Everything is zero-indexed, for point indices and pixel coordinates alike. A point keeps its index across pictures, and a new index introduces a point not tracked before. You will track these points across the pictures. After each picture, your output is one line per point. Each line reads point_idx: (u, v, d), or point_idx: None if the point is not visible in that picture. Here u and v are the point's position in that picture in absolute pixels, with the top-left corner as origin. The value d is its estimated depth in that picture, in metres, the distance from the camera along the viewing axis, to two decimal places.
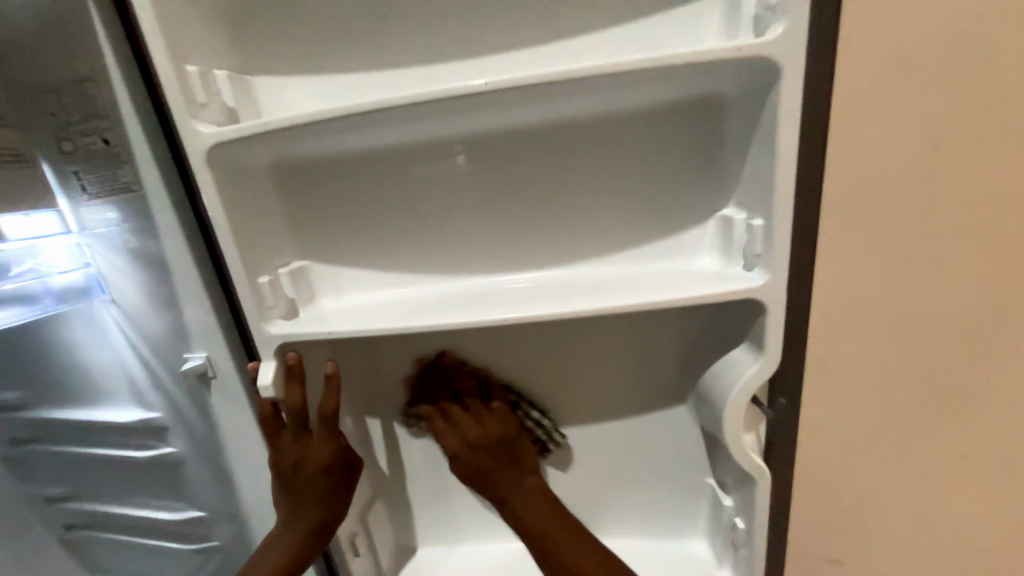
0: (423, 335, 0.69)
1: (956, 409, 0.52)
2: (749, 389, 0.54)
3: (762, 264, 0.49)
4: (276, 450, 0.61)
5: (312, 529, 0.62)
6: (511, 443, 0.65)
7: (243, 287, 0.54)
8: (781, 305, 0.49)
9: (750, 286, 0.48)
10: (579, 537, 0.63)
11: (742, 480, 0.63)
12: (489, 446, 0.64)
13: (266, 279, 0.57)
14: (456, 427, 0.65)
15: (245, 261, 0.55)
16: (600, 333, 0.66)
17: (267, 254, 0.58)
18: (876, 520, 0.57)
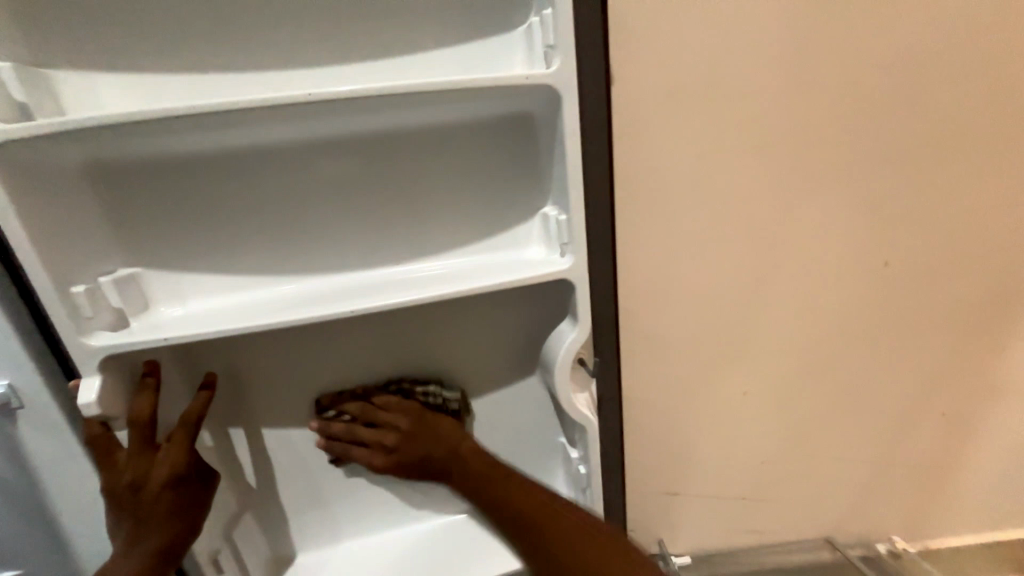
0: (284, 338, 0.68)
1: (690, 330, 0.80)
2: (571, 352, 0.66)
3: (570, 250, 0.61)
4: (109, 477, 0.56)
5: (154, 555, 0.58)
6: (429, 430, 0.71)
7: (50, 297, 0.50)
8: (584, 282, 0.61)
9: (561, 269, 0.60)
10: (484, 490, 0.71)
11: (579, 432, 0.75)
12: (411, 443, 0.71)
13: (82, 287, 0.53)
14: (374, 443, 0.71)
15: (55, 268, 0.51)
16: (455, 325, 0.72)
17: (84, 261, 0.54)
18: (647, 407, 0.86)
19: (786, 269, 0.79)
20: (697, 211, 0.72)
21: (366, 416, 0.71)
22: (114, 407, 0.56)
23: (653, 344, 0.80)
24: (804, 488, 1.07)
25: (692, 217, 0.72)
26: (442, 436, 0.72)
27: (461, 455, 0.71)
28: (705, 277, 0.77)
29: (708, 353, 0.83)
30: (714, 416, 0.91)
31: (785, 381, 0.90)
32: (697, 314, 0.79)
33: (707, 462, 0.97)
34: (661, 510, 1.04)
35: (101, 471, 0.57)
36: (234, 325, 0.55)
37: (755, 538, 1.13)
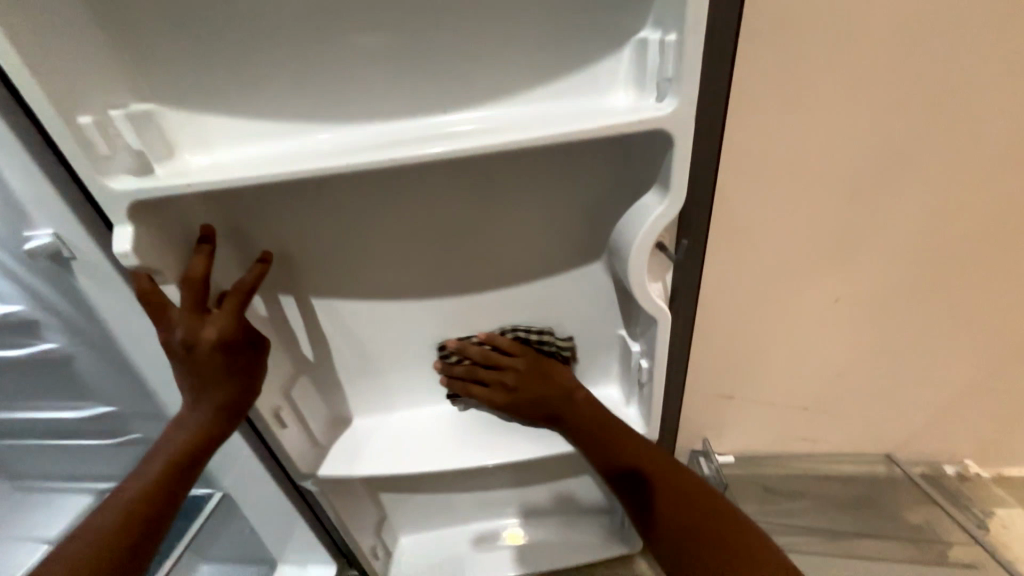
0: (325, 204, 0.61)
1: (805, 215, 0.66)
2: (655, 231, 0.54)
3: (673, 91, 0.46)
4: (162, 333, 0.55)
5: (217, 411, 0.60)
6: (543, 373, 0.72)
7: (58, 125, 0.43)
8: (687, 137, 0.47)
9: (662, 115, 0.45)
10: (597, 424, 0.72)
11: (647, 324, 0.67)
12: (517, 381, 0.72)
13: (89, 119, 0.45)
14: (492, 384, 0.73)
15: (53, 91, 0.43)
16: (517, 197, 0.62)
17: (90, 89, 0.46)
18: (728, 307, 0.76)
19: (952, 139, 0.60)
20: (852, 47, 0.53)
21: (470, 377, 0.74)
22: (154, 262, 0.52)
23: (751, 233, 0.67)
24: (878, 403, 0.98)
25: (842, 56, 0.54)
26: (550, 382, 0.72)
27: (577, 404, 0.72)
28: (835, 145, 0.60)
29: (813, 247, 0.69)
30: (800, 321, 0.80)
31: (897, 288, 0.76)
32: (812, 195, 0.64)
33: (776, 368, 0.89)
34: (714, 412, 1.00)
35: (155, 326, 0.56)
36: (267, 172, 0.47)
37: (808, 447, 1.09)
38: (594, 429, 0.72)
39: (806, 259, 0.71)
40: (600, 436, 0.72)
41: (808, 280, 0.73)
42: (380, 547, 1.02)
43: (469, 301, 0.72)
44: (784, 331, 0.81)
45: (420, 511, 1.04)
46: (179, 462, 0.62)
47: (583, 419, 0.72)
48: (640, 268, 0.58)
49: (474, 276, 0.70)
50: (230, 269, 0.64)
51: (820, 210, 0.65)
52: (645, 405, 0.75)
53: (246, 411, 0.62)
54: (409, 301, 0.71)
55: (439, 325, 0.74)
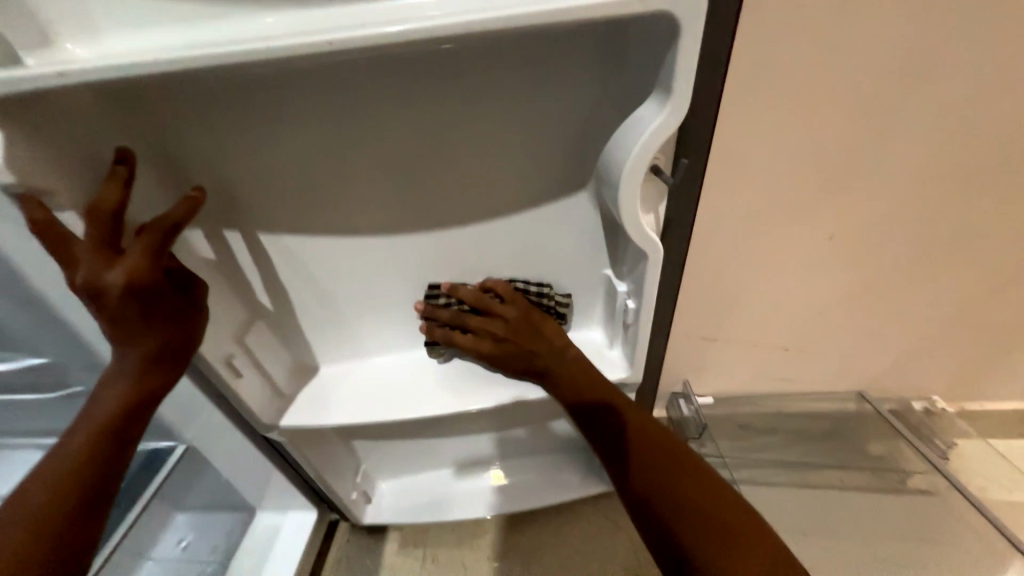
0: (256, 120, 0.50)
1: (820, 139, 0.58)
2: (652, 150, 0.47)
3: None
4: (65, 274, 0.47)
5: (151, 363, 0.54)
6: (536, 328, 0.68)
7: None
8: (695, 24, 0.38)
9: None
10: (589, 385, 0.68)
11: (635, 261, 0.61)
12: (507, 333, 0.67)
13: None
14: (478, 331, 0.68)
15: None
16: (489, 114, 0.52)
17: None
18: (722, 245, 0.70)
19: (1004, 45, 0.51)
20: None
21: (459, 323, 0.69)
22: (43, 176, 0.44)
23: (756, 159, 0.59)
24: (859, 344, 0.98)
25: None
26: (542, 337, 0.68)
27: (568, 363, 0.68)
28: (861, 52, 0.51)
29: (821, 178, 0.63)
30: (795, 260, 0.75)
31: (900, 225, 0.71)
32: (829, 116, 0.56)
33: (763, 311, 0.86)
34: (696, 355, 0.99)
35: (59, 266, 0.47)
36: (163, 56, 0.36)
37: (785, 387, 1.10)
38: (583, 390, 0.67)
39: (812, 191, 0.64)
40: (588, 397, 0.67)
41: (810, 215, 0.67)
42: (359, 492, 1.01)
43: (440, 237, 0.65)
44: (777, 271, 0.76)
45: (398, 458, 1.02)
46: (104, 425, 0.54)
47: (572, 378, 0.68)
48: (631, 195, 0.51)
49: (444, 208, 0.62)
50: (155, 198, 0.54)
51: (836, 132, 0.57)
52: (630, 347, 0.72)
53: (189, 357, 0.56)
54: (372, 238, 0.64)
55: (408, 264, 0.67)
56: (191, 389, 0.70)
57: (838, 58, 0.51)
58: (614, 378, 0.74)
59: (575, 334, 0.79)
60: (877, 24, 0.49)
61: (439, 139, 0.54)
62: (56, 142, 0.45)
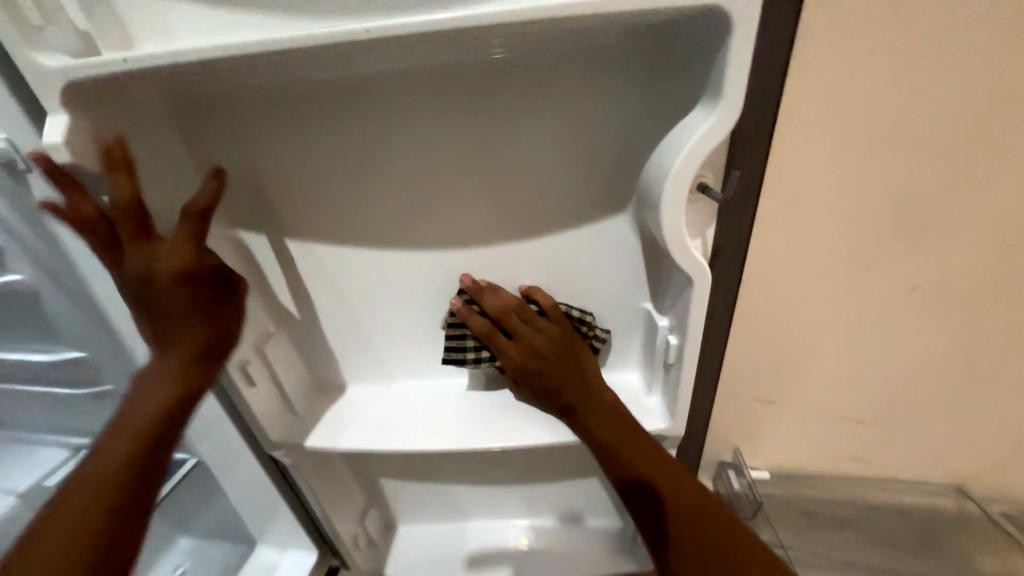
0: (308, 120, 0.53)
1: (889, 160, 0.53)
2: (699, 157, 0.42)
3: None
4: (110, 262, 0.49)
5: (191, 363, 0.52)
6: (574, 354, 0.63)
7: None
8: (750, 20, 0.36)
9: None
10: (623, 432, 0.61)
11: (679, 291, 0.55)
12: (548, 362, 0.61)
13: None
14: (518, 339, 0.61)
15: None
16: (527, 124, 0.52)
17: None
18: (779, 282, 0.63)
19: None
20: None
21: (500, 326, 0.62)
22: (96, 165, 0.47)
23: (815, 182, 0.54)
24: (953, 421, 0.82)
25: None
26: (582, 370, 0.62)
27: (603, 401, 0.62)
28: (937, 69, 0.47)
29: (896, 212, 0.56)
30: (867, 309, 0.66)
31: (993, 274, 0.62)
32: (900, 139, 0.51)
33: (831, 369, 0.75)
34: (750, 419, 0.87)
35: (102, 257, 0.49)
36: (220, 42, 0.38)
37: (861, 470, 0.93)
38: (629, 451, 0.60)
39: (885, 222, 0.57)
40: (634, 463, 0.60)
41: (882, 252, 0.60)
42: (365, 536, 0.93)
43: (470, 256, 0.63)
44: (845, 316, 0.67)
45: (411, 497, 0.96)
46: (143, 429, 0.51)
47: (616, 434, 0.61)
48: (674, 212, 0.47)
49: (476, 227, 0.60)
50: None
51: (907, 154, 0.52)
52: (670, 392, 0.63)
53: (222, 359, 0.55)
54: (401, 252, 0.63)
55: (436, 283, 0.65)
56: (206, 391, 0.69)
57: (904, 72, 0.47)
58: (652, 428, 0.64)
59: (609, 373, 0.72)
60: (948, 34, 0.46)
61: (476, 149, 0.54)
62: (108, 131, 0.48)
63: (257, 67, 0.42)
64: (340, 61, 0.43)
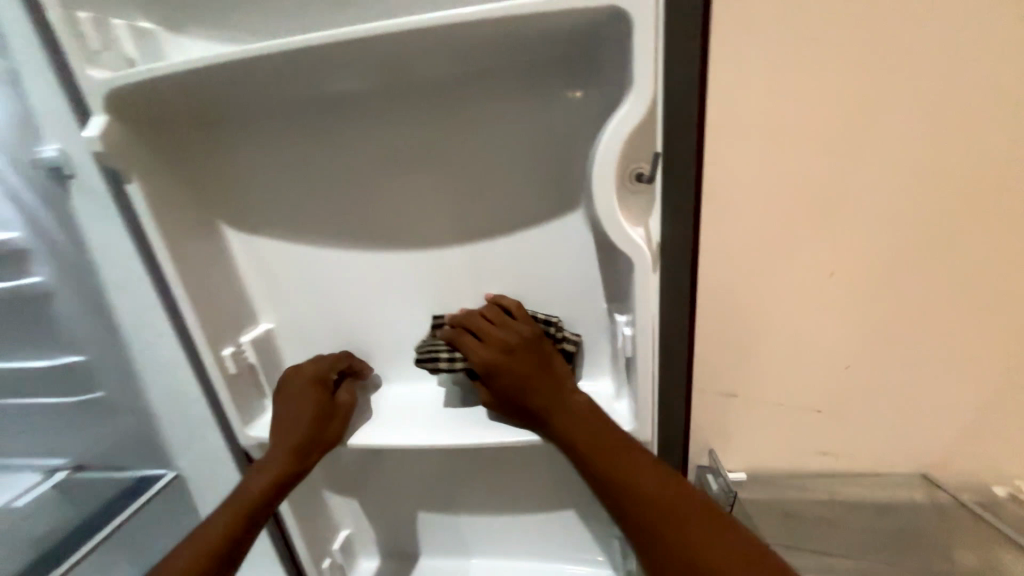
0: (315, 131, 0.66)
1: (773, 147, 0.69)
2: (621, 133, 0.55)
3: None
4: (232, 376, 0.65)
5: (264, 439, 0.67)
6: (542, 354, 0.65)
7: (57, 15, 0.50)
8: (643, 27, 0.51)
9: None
10: (597, 435, 0.62)
11: (627, 263, 0.64)
12: (523, 372, 0.64)
13: (87, 16, 0.53)
14: (488, 338, 0.65)
15: None
16: (490, 131, 0.65)
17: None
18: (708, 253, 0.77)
19: (905, 71, 0.64)
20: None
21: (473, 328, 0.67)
22: (120, 153, 0.56)
23: (720, 166, 0.71)
24: (899, 402, 0.89)
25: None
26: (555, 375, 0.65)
27: (575, 403, 0.64)
28: (785, 84, 0.66)
29: (787, 191, 0.72)
30: (788, 282, 0.78)
31: (886, 247, 0.75)
32: (771, 137, 0.69)
33: (776, 346, 0.84)
34: (716, 411, 0.92)
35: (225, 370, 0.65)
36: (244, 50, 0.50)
37: (830, 464, 0.96)
38: (619, 462, 0.60)
39: (781, 201, 0.72)
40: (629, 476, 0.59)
41: (785, 226, 0.74)
42: (332, 561, 0.92)
43: (447, 257, 0.72)
44: (770, 288, 0.79)
45: (396, 512, 0.96)
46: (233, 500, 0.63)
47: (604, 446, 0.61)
48: (609, 178, 0.57)
49: (453, 219, 0.70)
50: (222, 196, 0.69)
51: (787, 144, 0.69)
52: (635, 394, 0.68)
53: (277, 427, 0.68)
54: (385, 245, 0.72)
55: (418, 287, 0.74)
56: (190, 383, 0.74)
57: (768, 83, 0.66)
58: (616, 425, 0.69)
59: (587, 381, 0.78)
60: (794, 58, 0.64)
61: (449, 152, 0.67)
62: (142, 133, 0.60)
63: (271, 69, 0.53)
64: (344, 69, 0.56)
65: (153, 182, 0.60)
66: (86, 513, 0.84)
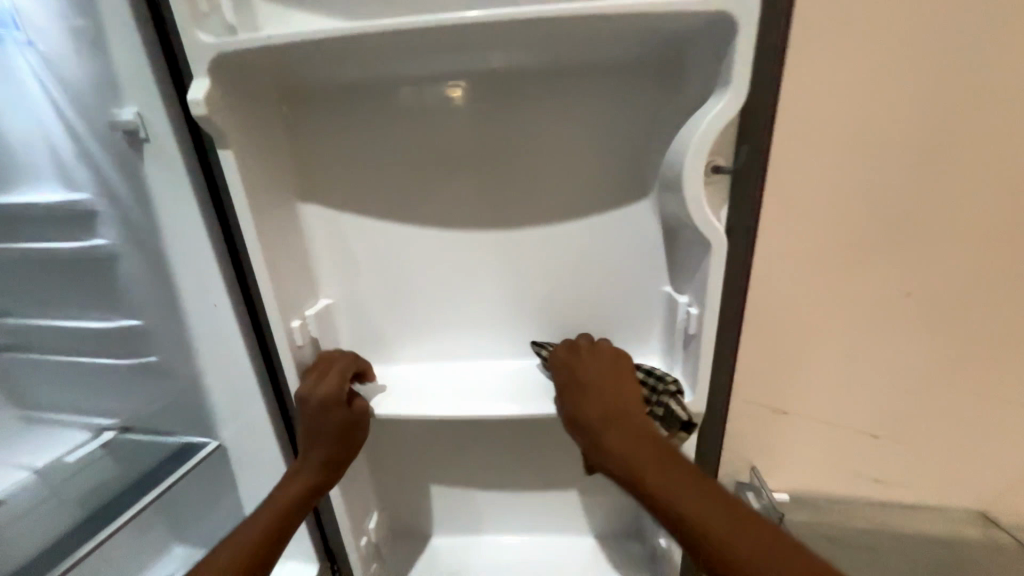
0: (388, 111, 0.65)
1: (877, 158, 0.63)
2: (713, 133, 0.52)
3: None
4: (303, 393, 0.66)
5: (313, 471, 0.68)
6: (617, 388, 0.63)
7: None
8: (754, 15, 0.47)
9: None
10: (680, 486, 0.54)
11: (698, 266, 0.61)
12: (599, 407, 0.62)
13: None
14: (565, 370, 0.67)
15: None
16: (564, 121, 0.64)
17: None
18: (786, 271, 0.71)
19: None
20: None
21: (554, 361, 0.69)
22: (223, 124, 0.54)
23: (818, 177, 0.65)
24: (968, 434, 0.84)
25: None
26: (637, 413, 0.61)
27: (650, 444, 0.58)
28: (894, 83, 0.60)
29: (886, 205, 0.66)
30: (866, 299, 0.73)
31: (976, 268, 0.70)
32: (875, 137, 0.62)
33: (841, 366, 0.79)
34: (764, 429, 0.88)
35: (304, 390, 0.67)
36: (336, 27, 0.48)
37: (881, 493, 0.91)
38: (707, 513, 0.52)
39: (879, 215, 0.67)
40: (717, 531, 0.50)
41: (880, 243, 0.69)
42: (369, 541, 0.88)
43: (509, 238, 0.71)
44: (851, 308, 0.74)
45: (426, 501, 0.95)
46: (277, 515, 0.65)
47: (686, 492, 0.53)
48: (699, 173, 0.53)
49: (517, 208, 0.69)
50: (291, 171, 0.67)
51: (893, 153, 0.63)
52: (692, 370, 0.65)
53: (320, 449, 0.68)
54: (447, 230, 0.71)
55: (474, 262, 0.72)
56: (239, 353, 0.73)
57: (879, 89, 0.60)
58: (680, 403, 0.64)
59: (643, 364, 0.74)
60: (908, 63, 0.59)
61: (522, 141, 0.65)
62: (235, 100, 0.57)
63: (360, 48, 0.52)
64: (428, 51, 0.55)
65: (247, 154, 0.59)
66: (127, 476, 0.84)
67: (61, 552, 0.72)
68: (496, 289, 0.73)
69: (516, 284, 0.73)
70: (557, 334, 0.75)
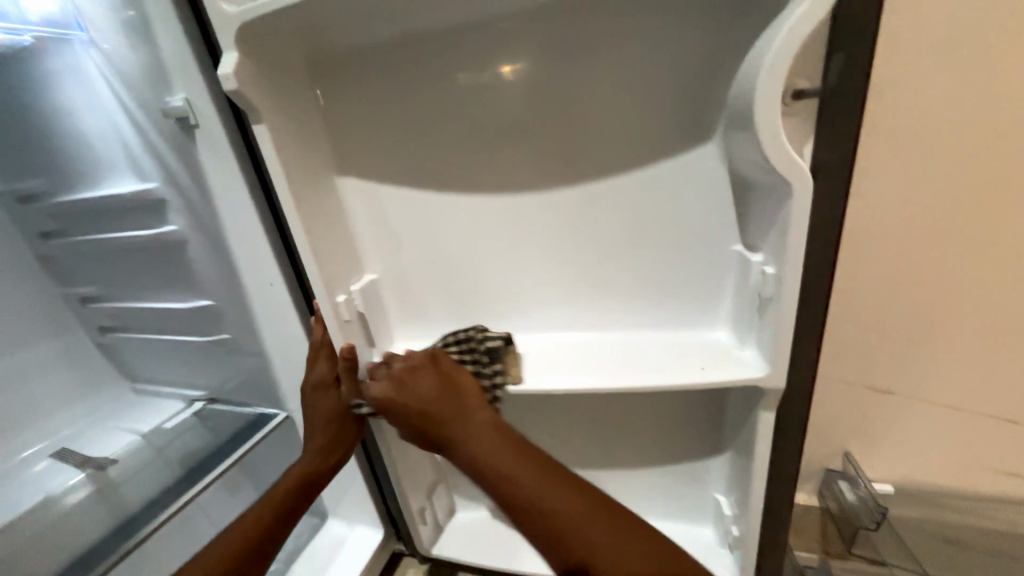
0: (418, 72, 0.62)
1: (994, 70, 0.54)
2: (792, 47, 0.41)
3: None
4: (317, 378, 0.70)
5: (318, 450, 0.72)
6: (444, 386, 0.59)
7: None
8: None
9: None
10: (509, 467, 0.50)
11: (775, 213, 0.51)
12: (505, 455, 0.51)
13: None
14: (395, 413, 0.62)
15: None
16: (608, 62, 0.57)
17: None
18: (882, 214, 0.62)
19: None
20: None
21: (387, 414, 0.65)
22: (253, 96, 0.54)
23: (923, 95, 0.56)
24: None
25: None
26: (468, 399, 0.58)
27: (475, 431, 0.54)
28: None
29: (1012, 124, 0.55)
30: (991, 248, 0.61)
31: None
32: (1020, 54, 0.53)
33: (965, 332, 0.66)
34: (859, 411, 0.75)
35: (319, 375, 0.70)
36: None
37: (1020, 489, 0.76)
38: (573, 522, 0.46)
39: (999, 137, 0.56)
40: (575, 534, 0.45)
41: (1003, 171, 0.58)
42: (425, 513, 0.91)
43: (554, 199, 0.65)
44: (966, 255, 0.62)
45: (479, 480, 0.94)
46: (287, 488, 0.71)
47: (585, 520, 0.45)
48: (778, 96, 0.43)
49: (558, 166, 0.63)
50: (331, 144, 0.67)
51: (1018, 60, 0.53)
52: (769, 339, 0.56)
53: (342, 434, 0.73)
54: (484, 195, 0.67)
55: (517, 227, 0.68)
56: (297, 329, 0.76)
57: None
58: (746, 377, 0.56)
59: (714, 337, 0.65)
60: None
61: (561, 91, 0.59)
62: (265, 71, 0.57)
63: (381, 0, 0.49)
64: None
65: (281, 128, 0.59)
66: (212, 443, 0.92)
67: (157, 509, 0.80)
68: (540, 257, 0.68)
69: (561, 249, 0.67)
70: (610, 304, 0.69)
